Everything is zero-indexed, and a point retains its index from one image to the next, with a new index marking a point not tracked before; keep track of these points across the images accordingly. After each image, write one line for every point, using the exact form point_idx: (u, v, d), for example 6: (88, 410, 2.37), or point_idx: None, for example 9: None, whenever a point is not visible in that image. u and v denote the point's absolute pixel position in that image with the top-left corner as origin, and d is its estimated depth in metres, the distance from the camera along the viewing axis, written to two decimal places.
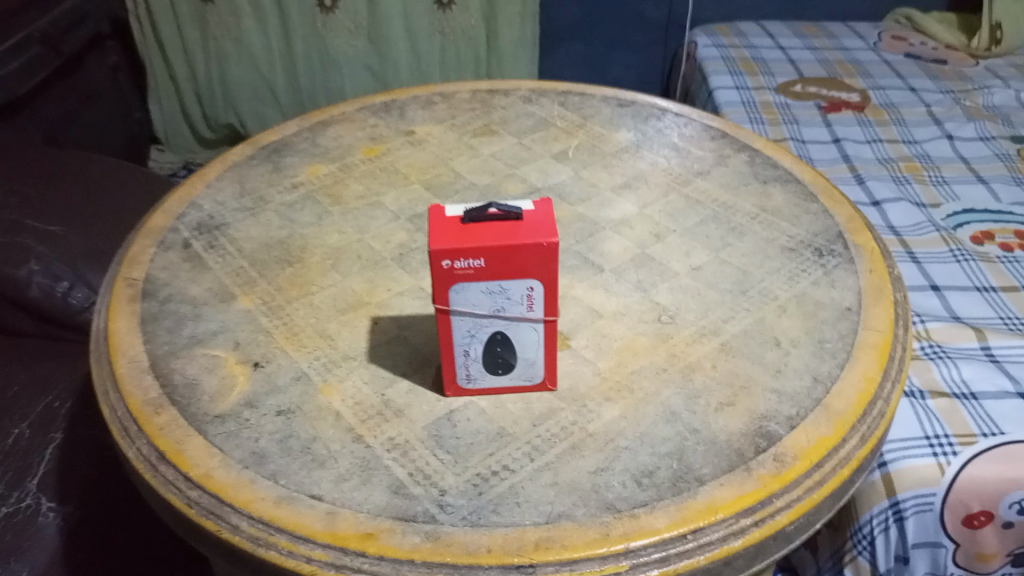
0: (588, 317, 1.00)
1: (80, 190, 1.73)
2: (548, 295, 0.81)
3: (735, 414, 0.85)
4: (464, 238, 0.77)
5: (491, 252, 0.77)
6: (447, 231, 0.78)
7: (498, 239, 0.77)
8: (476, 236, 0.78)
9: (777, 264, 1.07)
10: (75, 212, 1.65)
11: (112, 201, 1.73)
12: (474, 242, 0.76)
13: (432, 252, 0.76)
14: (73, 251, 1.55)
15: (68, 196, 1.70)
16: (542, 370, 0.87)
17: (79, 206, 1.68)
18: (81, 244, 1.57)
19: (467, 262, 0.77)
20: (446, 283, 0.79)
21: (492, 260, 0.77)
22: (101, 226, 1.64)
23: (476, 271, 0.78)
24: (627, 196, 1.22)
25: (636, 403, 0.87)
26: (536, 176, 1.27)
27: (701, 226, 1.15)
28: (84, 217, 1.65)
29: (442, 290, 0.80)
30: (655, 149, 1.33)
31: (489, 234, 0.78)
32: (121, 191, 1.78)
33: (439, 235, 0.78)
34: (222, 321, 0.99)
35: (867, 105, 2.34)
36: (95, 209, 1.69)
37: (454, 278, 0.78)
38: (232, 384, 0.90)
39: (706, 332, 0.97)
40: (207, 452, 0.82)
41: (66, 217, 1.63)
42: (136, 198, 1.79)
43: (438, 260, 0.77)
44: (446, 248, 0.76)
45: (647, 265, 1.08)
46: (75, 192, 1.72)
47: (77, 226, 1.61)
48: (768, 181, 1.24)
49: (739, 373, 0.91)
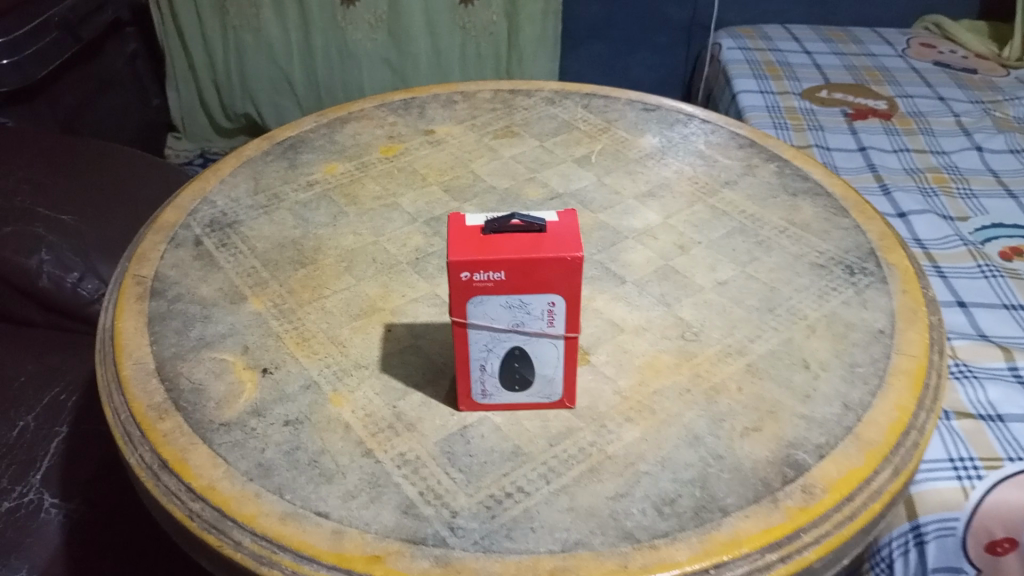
0: (608, 331, 0.96)
1: (94, 179, 1.71)
2: (570, 312, 0.78)
3: (760, 441, 0.82)
4: (484, 249, 0.74)
5: (512, 265, 0.73)
6: (467, 241, 0.75)
7: (520, 253, 0.73)
8: (498, 248, 0.74)
9: (805, 281, 1.03)
10: (87, 201, 1.63)
11: (125, 191, 1.71)
12: (495, 254, 0.73)
13: (451, 263, 0.73)
14: (84, 241, 1.53)
15: (82, 185, 1.68)
16: (560, 388, 0.84)
17: (93, 195, 1.66)
18: (92, 235, 1.55)
19: (486, 275, 0.74)
20: (464, 296, 0.76)
21: (513, 273, 0.74)
22: (113, 217, 1.62)
23: (496, 284, 0.75)
24: (651, 205, 1.18)
25: (657, 425, 0.84)
26: (558, 181, 1.24)
27: (728, 239, 1.11)
28: (96, 206, 1.63)
29: (459, 303, 0.76)
30: (680, 156, 1.29)
31: (511, 246, 0.74)
32: (135, 181, 1.76)
33: (458, 245, 0.74)
34: (231, 323, 0.96)
35: (895, 113, 2.29)
36: (107, 198, 1.66)
37: (472, 291, 0.75)
38: (240, 390, 0.87)
39: (732, 352, 0.93)
40: (212, 462, 0.79)
41: (79, 206, 1.61)
42: (150, 189, 1.77)
43: (457, 272, 0.73)
44: (465, 259, 0.73)
45: (671, 278, 1.04)
46: (89, 180, 1.70)
47: (89, 216, 1.59)
48: (797, 193, 1.20)
49: (765, 396, 0.87)
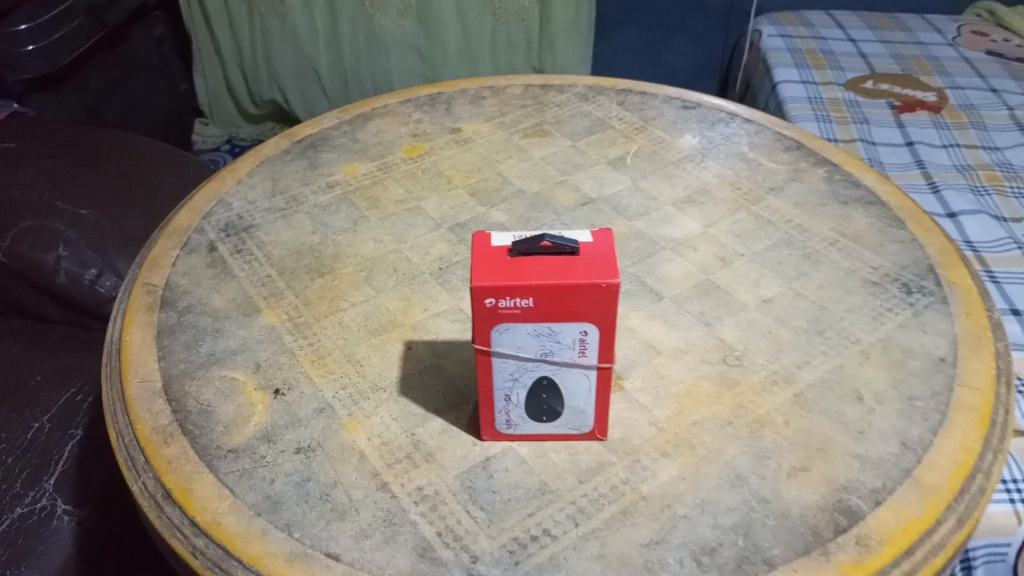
0: (643, 354, 0.89)
1: (115, 172, 1.68)
2: (604, 341, 0.71)
3: (810, 483, 0.75)
4: (512, 273, 0.68)
5: (542, 291, 0.67)
6: (492, 264, 0.69)
7: (551, 278, 0.67)
8: (527, 271, 0.68)
9: (858, 300, 0.96)
10: (107, 194, 1.60)
11: (146, 184, 1.68)
12: (523, 280, 0.67)
13: (475, 289, 0.67)
14: (103, 237, 1.50)
15: (103, 178, 1.64)
16: (592, 420, 0.77)
17: (114, 188, 1.62)
18: (112, 230, 1.52)
19: (513, 302, 0.68)
20: (489, 322, 0.70)
21: (543, 299, 0.68)
22: (133, 211, 1.59)
23: (524, 311, 0.68)
24: (691, 212, 1.11)
25: (696, 462, 0.77)
26: (591, 185, 1.17)
27: (773, 251, 1.04)
28: (115, 200, 1.59)
29: (483, 330, 0.70)
30: (721, 159, 1.21)
31: (540, 270, 0.68)
32: (157, 174, 1.72)
33: (482, 268, 0.68)
34: (244, 338, 0.91)
35: (944, 106, 2.17)
36: (127, 192, 1.63)
37: (498, 317, 0.69)
38: (250, 412, 0.82)
39: (777, 379, 0.86)
40: (218, 494, 0.74)
41: (98, 200, 1.57)
42: (171, 181, 1.73)
43: (480, 298, 0.67)
44: (490, 285, 0.67)
45: (712, 294, 0.97)
46: (109, 173, 1.66)
47: (109, 210, 1.56)
48: (848, 201, 1.11)
49: (815, 432, 0.80)
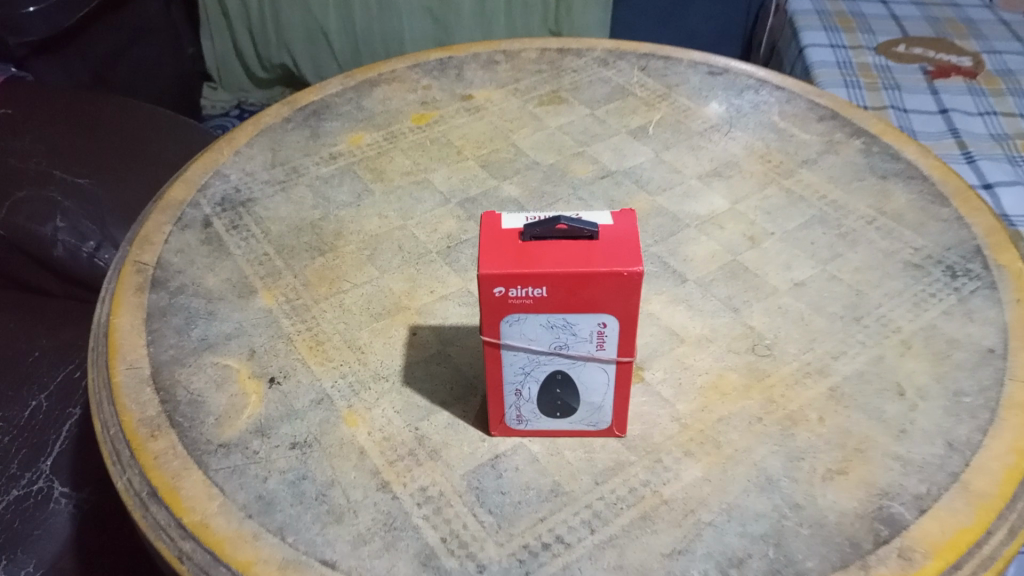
0: (665, 342, 0.83)
1: (115, 140, 1.62)
2: (624, 334, 0.65)
3: (848, 487, 0.69)
4: (523, 260, 0.61)
5: (557, 280, 0.61)
6: (502, 249, 0.62)
7: (567, 266, 0.61)
8: (540, 257, 0.61)
9: (898, 285, 0.89)
10: (106, 162, 1.54)
11: (147, 153, 1.61)
12: (536, 267, 0.60)
13: (482, 277, 0.61)
14: (103, 209, 1.44)
15: (103, 147, 1.58)
16: (610, 415, 0.71)
17: (115, 157, 1.57)
18: (112, 201, 1.46)
19: (526, 291, 0.62)
20: (498, 313, 0.63)
21: (558, 289, 0.61)
22: (134, 181, 1.53)
23: (537, 301, 0.62)
24: (717, 187, 1.04)
25: (723, 463, 0.71)
26: (610, 157, 1.09)
27: (805, 230, 0.96)
28: (114, 168, 1.54)
29: (492, 321, 0.64)
30: (750, 130, 1.13)
31: (556, 256, 0.62)
32: (158, 141, 1.66)
33: (491, 253, 0.62)
34: (238, 322, 0.85)
35: (980, 71, 2.05)
36: (127, 160, 1.57)
37: (508, 308, 0.63)
38: (243, 403, 0.77)
39: (811, 371, 0.79)
40: (207, 493, 0.69)
41: (98, 170, 1.51)
42: (174, 150, 1.66)
43: (488, 287, 0.61)
44: (499, 273, 0.60)
45: (740, 277, 0.90)
46: (108, 140, 1.61)
47: (109, 181, 1.50)
48: (886, 175, 1.04)
49: (853, 431, 0.74)
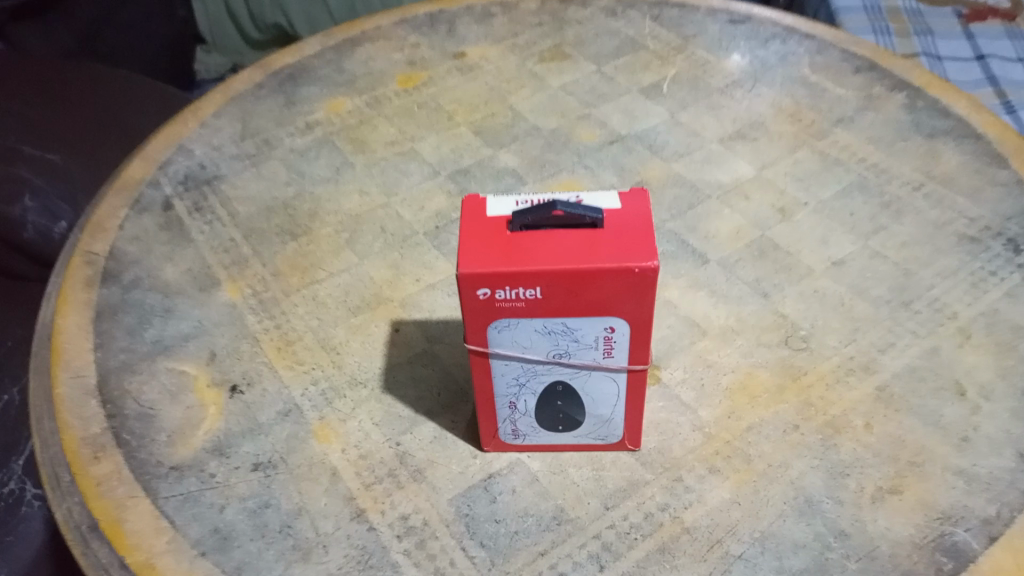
0: (685, 335, 0.72)
1: (89, 114, 1.47)
2: (635, 339, 0.54)
3: (902, 510, 0.59)
4: (512, 255, 0.50)
5: (554, 278, 0.50)
6: (487, 241, 0.52)
7: (566, 262, 0.50)
8: (533, 251, 0.51)
9: (952, 262, 0.77)
10: (80, 137, 1.40)
11: (124, 123, 1.47)
12: (528, 265, 0.50)
13: (464, 278, 0.50)
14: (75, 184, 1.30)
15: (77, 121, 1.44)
16: (621, 428, 0.61)
17: (90, 132, 1.43)
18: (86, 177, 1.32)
19: (516, 292, 0.51)
20: (484, 318, 0.53)
21: (555, 289, 0.51)
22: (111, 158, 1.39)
23: (531, 303, 0.52)
24: (741, 151, 0.92)
25: (753, 481, 0.61)
26: (619, 120, 0.97)
27: (843, 199, 0.85)
28: (88, 142, 1.40)
29: (478, 327, 0.54)
30: (777, 85, 1.01)
31: (552, 249, 0.51)
32: (136, 112, 1.51)
33: (473, 246, 0.51)
34: (199, 320, 0.75)
35: (1020, 14, 1.88)
36: (102, 133, 1.43)
37: (496, 312, 0.52)
38: (200, 417, 0.67)
39: (854, 368, 0.68)
40: (155, 527, 0.60)
41: (71, 146, 1.37)
42: (152, 121, 1.52)
43: (471, 288, 0.51)
44: (483, 272, 0.50)
45: (769, 256, 0.79)
46: (80, 112, 1.47)
47: (83, 157, 1.36)
48: (934, 133, 0.91)
49: (905, 440, 0.63)
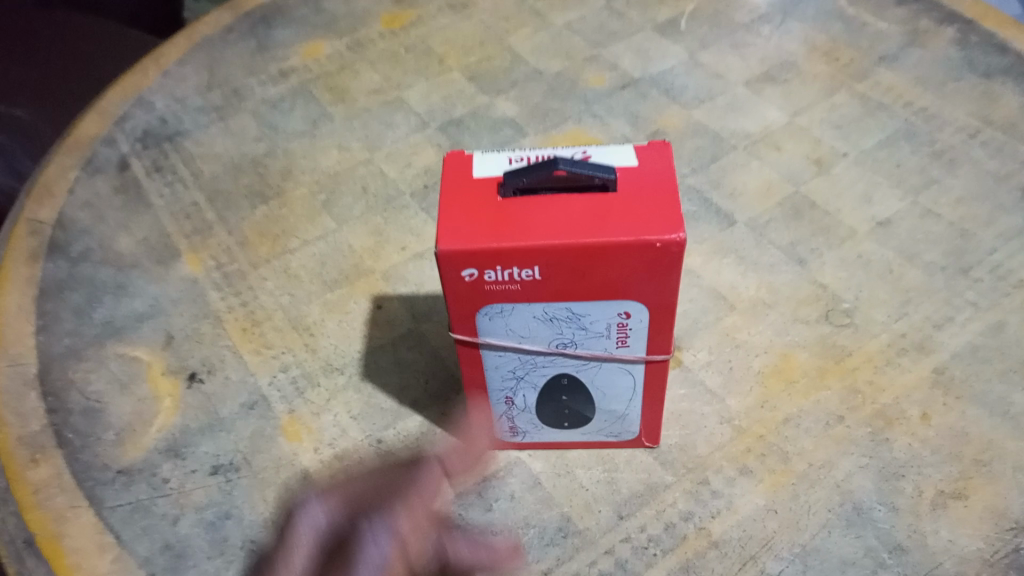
0: (710, 310, 0.63)
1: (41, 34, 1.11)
2: (654, 327, 0.45)
3: (969, 520, 0.50)
4: (504, 228, 0.41)
5: (554, 256, 0.41)
6: (473, 209, 0.42)
7: (569, 235, 0.40)
8: (529, 223, 0.41)
9: (1017, 220, 0.67)
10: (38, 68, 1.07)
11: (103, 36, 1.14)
12: (522, 240, 0.40)
13: (443, 257, 0.41)
14: (49, 104, 1.03)
15: (43, 18, 1.14)
16: (637, 425, 0.53)
17: (61, 30, 1.13)
18: (69, 93, 1.05)
19: (509, 273, 0.42)
20: (471, 304, 0.44)
21: (557, 269, 0.42)
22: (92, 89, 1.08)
23: (527, 286, 0.43)
24: (771, 95, 0.81)
25: (792, 484, 0.52)
26: (631, 61, 0.86)
27: (888, 149, 0.74)
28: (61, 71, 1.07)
29: (465, 314, 0.45)
30: (809, 19, 0.89)
31: (553, 220, 0.41)
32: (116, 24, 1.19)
33: (456, 217, 0.42)
34: (155, 298, 0.66)
35: None
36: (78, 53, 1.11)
37: (485, 297, 0.43)
38: (152, 411, 0.59)
39: (907, 347, 0.59)
40: (100, 545, 0.51)
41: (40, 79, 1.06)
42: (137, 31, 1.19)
43: (453, 269, 0.42)
44: (468, 251, 0.40)
45: (805, 216, 0.69)
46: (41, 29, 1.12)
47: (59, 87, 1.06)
48: (990, 72, 0.80)
49: (969, 434, 0.54)
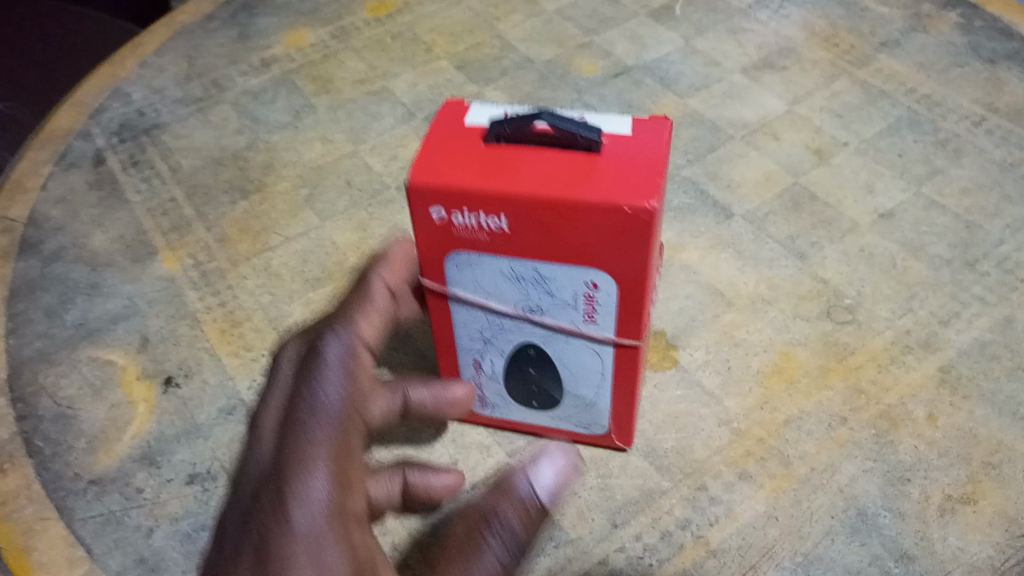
0: (707, 307, 0.60)
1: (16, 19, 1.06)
2: (622, 305, 0.43)
3: (979, 527, 0.48)
4: (476, 171, 0.40)
5: (520, 208, 0.39)
6: (452, 149, 0.41)
7: (538, 186, 0.39)
8: (504, 169, 0.40)
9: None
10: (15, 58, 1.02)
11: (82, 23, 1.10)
12: (493, 184, 0.39)
13: (411, 189, 0.40)
14: (24, 100, 0.99)
15: None
16: (607, 418, 0.50)
17: (41, 12, 1.08)
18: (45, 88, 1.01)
19: (473, 218, 0.41)
20: (441, 250, 0.43)
21: (523, 222, 0.40)
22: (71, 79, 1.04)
23: (492, 238, 0.41)
24: (769, 82, 0.78)
25: (794, 490, 0.50)
26: (625, 49, 0.84)
27: (890, 138, 0.72)
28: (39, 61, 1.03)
29: (431, 258, 0.44)
30: (808, 4, 0.87)
31: (527, 169, 0.40)
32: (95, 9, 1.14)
33: (434, 154, 0.41)
34: (131, 297, 0.64)
35: None
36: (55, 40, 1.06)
37: (451, 242, 0.42)
38: (126, 417, 0.56)
39: (912, 344, 0.57)
40: (68, 559, 0.49)
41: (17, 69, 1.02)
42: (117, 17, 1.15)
43: (421, 204, 0.41)
44: (434, 185, 0.40)
45: (805, 208, 0.67)
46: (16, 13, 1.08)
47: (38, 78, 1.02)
48: (995, 58, 0.77)
49: (978, 435, 0.52)
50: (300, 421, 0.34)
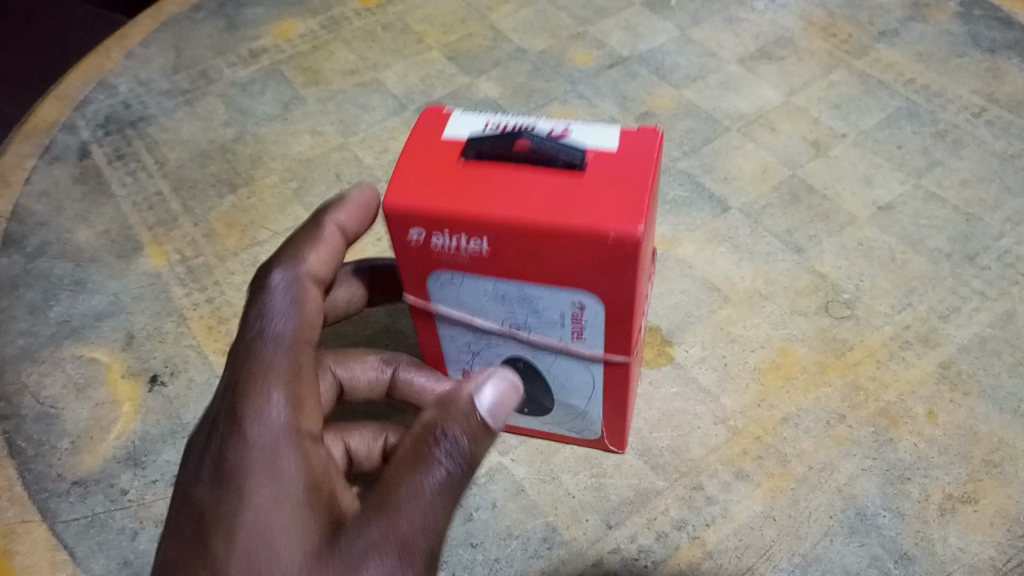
0: (703, 302, 0.59)
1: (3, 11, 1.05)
2: (611, 324, 0.41)
3: (980, 526, 0.47)
4: (456, 192, 0.38)
5: (502, 232, 0.37)
6: (432, 166, 0.39)
7: (519, 213, 0.37)
8: (484, 190, 0.38)
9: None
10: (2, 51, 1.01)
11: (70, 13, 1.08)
12: (471, 209, 0.37)
13: (388, 213, 0.38)
14: (13, 95, 0.98)
15: None
16: (600, 425, 0.49)
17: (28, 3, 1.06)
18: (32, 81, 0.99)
19: (454, 241, 0.39)
20: (421, 267, 0.41)
21: (505, 246, 0.38)
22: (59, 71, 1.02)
23: (475, 259, 0.40)
24: (766, 73, 0.77)
25: (792, 489, 0.49)
26: (619, 39, 0.82)
27: (889, 129, 0.71)
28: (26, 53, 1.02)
29: (414, 277, 0.42)
30: None
31: (508, 191, 0.38)
32: None
33: (413, 172, 0.39)
34: (116, 294, 0.63)
35: None
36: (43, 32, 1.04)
37: (433, 262, 0.41)
38: (111, 416, 0.55)
39: (911, 340, 0.56)
40: (51, 561, 0.48)
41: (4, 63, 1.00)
42: None
43: (399, 227, 0.39)
44: (412, 210, 0.38)
45: (803, 201, 0.66)
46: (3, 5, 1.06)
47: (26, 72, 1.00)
48: (995, 48, 0.76)
49: (979, 433, 0.51)
50: (255, 352, 0.37)
